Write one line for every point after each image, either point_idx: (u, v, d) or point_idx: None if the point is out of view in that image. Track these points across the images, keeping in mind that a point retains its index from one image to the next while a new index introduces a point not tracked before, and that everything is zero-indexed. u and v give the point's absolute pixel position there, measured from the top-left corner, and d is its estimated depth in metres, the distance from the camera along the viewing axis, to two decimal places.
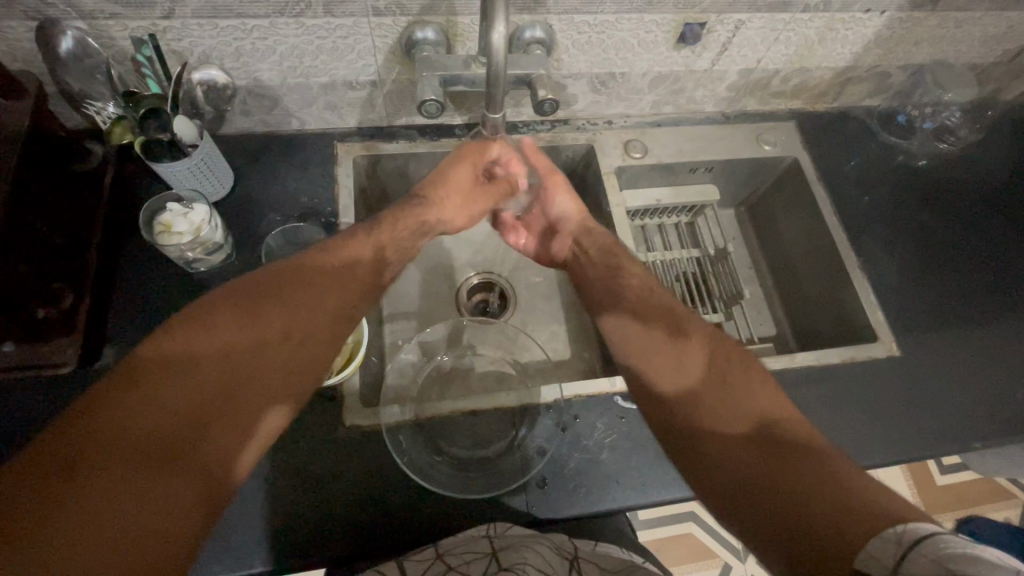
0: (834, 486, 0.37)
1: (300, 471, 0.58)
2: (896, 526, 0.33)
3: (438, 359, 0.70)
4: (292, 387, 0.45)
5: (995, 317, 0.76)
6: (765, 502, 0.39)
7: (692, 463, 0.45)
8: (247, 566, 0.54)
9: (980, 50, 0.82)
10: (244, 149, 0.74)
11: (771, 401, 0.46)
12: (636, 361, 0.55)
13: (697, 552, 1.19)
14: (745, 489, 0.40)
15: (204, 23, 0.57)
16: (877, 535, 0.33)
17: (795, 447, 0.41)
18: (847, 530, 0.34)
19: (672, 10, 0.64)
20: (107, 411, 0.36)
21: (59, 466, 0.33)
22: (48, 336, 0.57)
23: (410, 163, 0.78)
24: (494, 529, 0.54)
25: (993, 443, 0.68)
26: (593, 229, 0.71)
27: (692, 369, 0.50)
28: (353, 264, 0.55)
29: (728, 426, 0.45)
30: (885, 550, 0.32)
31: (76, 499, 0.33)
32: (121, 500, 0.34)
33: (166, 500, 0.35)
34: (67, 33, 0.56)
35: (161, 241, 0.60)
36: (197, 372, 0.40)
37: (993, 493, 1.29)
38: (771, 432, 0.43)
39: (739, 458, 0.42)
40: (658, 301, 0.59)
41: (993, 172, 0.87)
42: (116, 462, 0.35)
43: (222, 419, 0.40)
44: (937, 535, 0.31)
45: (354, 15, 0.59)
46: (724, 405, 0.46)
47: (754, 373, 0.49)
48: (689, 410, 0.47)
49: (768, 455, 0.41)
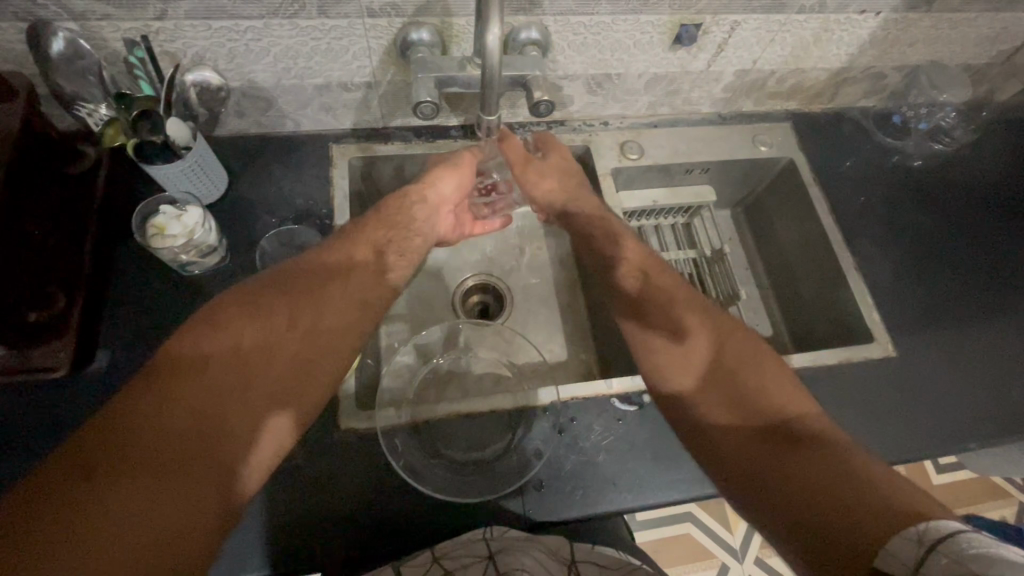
0: (852, 483, 0.38)
1: (295, 475, 0.58)
2: (917, 526, 0.33)
3: (433, 362, 0.70)
4: (311, 386, 0.46)
5: (991, 317, 0.76)
6: (784, 498, 0.40)
7: (709, 457, 0.46)
8: (241, 571, 0.54)
9: (974, 51, 0.82)
10: (238, 151, 0.74)
11: (785, 397, 0.47)
12: (643, 355, 0.54)
13: (695, 553, 1.19)
14: (764, 485, 0.41)
15: (196, 24, 0.57)
16: (896, 534, 0.33)
17: (811, 443, 0.42)
18: (868, 527, 0.35)
19: (667, 11, 0.64)
20: (130, 414, 0.37)
21: (85, 469, 0.33)
22: (42, 340, 0.57)
23: (405, 165, 0.78)
24: (492, 531, 0.54)
25: (989, 443, 0.68)
26: (587, 209, 0.69)
27: (701, 365, 0.51)
28: (352, 264, 0.54)
29: (745, 422, 0.45)
30: (905, 548, 0.32)
31: (100, 506, 0.33)
32: (147, 500, 0.34)
33: (190, 503, 0.35)
34: (58, 34, 0.55)
35: (154, 244, 0.60)
36: (215, 373, 0.40)
37: (988, 492, 1.29)
38: (787, 428, 0.44)
39: (755, 457, 0.43)
40: (661, 286, 0.58)
41: (987, 172, 0.87)
42: (139, 467, 0.35)
43: (242, 420, 0.40)
44: (960, 533, 0.31)
45: (348, 17, 0.59)
46: (738, 401, 0.47)
47: (766, 367, 0.49)
48: (704, 407, 0.48)
49: (783, 452, 0.42)
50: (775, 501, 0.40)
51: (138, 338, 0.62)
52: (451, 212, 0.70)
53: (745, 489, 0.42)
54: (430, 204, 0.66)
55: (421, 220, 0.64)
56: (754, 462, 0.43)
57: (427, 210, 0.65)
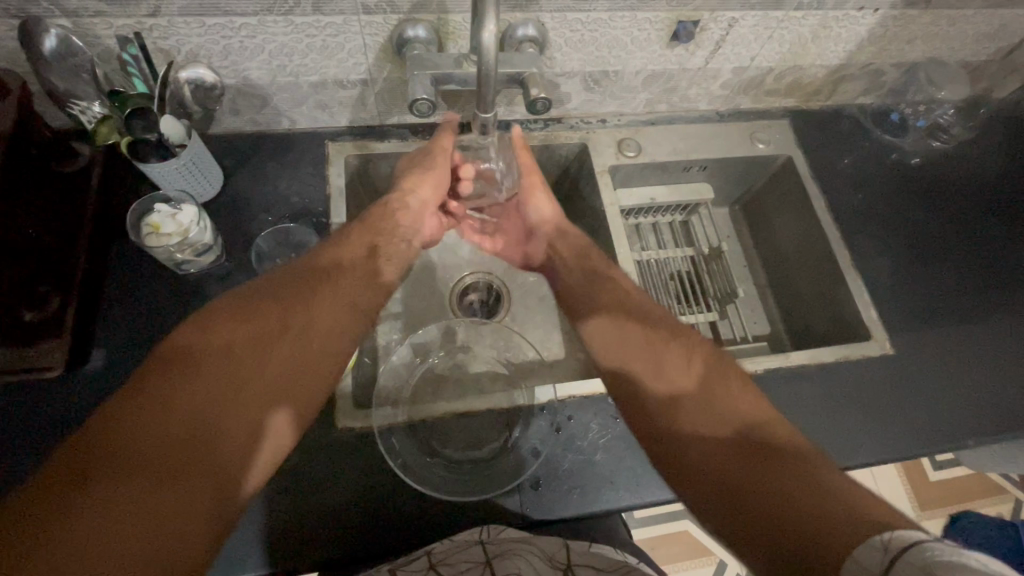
0: (819, 494, 0.36)
1: (291, 475, 0.58)
2: (884, 534, 0.32)
3: (431, 360, 0.70)
4: (301, 389, 0.45)
5: (990, 315, 0.76)
6: (755, 511, 0.37)
7: (677, 469, 0.44)
8: (239, 571, 0.54)
9: (973, 48, 0.82)
10: (234, 149, 0.73)
11: (752, 405, 0.45)
12: (617, 363, 0.53)
13: (693, 550, 1.19)
14: (736, 500, 0.39)
15: (190, 21, 0.56)
16: (862, 541, 0.32)
17: (778, 455, 0.40)
18: (835, 534, 0.33)
19: (665, 8, 0.64)
20: (122, 417, 0.36)
21: (75, 473, 0.33)
22: (35, 340, 0.56)
23: (401, 162, 0.78)
24: (489, 534, 0.54)
25: (986, 441, 0.68)
26: (566, 234, 0.71)
27: (678, 370, 0.49)
28: (327, 266, 0.54)
29: (713, 432, 0.43)
30: (871, 558, 0.31)
31: (92, 510, 0.32)
32: (135, 502, 0.33)
33: (181, 506, 0.35)
34: (50, 32, 0.54)
35: (149, 243, 0.60)
36: (206, 376, 0.40)
37: (984, 489, 1.29)
38: (755, 439, 0.42)
39: (726, 467, 0.41)
40: (630, 303, 0.58)
41: (986, 170, 0.87)
42: (130, 470, 0.34)
43: (231, 423, 0.40)
44: (926, 543, 0.30)
45: (343, 13, 0.58)
46: (703, 412, 0.45)
47: (736, 376, 0.48)
48: (673, 419, 0.46)
49: (751, 461, 0.40)
50: (747, 515, 0.38)
51: (135, 337, 0.62)
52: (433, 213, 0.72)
53: (719, 502, 0.40)
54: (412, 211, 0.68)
55: (405, 226, 0.66)
56: (727, 469, 0.41)
57: (410, 216, 0.68)
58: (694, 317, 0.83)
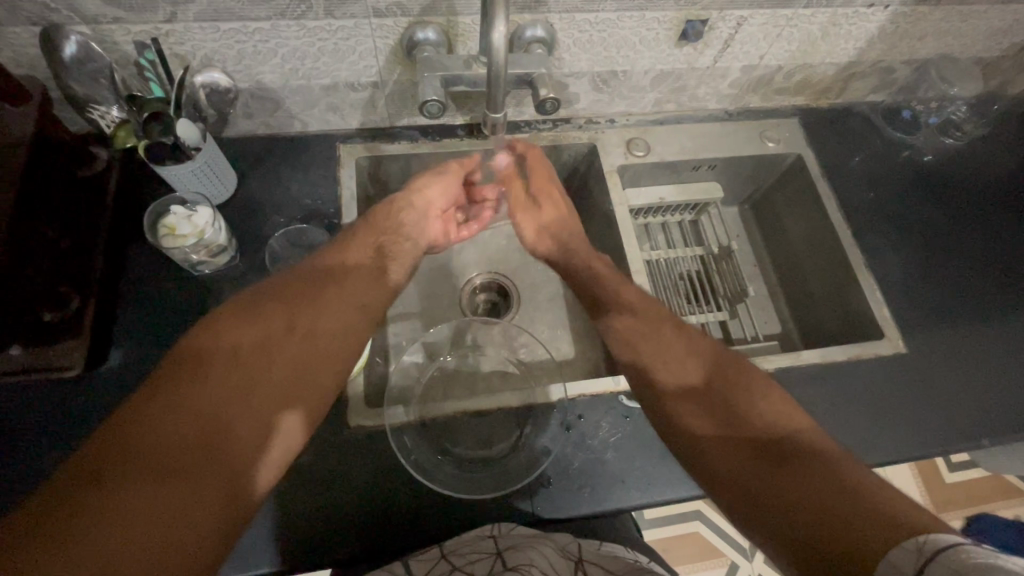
0: (842, 500, 0.36)
1: (305, 473, 0.58)
2: (918, 538, 0.32)
3: (441, 360, 0.70)
4: (312, 388, 0.45)
5: (1005, 313, 0.75)
6: (780, 513, 0.37)
7: (702, 467, 0.44)
8: (253, 567, 0.54)
9: (985, 44, 0.81)
10: (248, 151, 0.74)
11: (772, 407, 0.45)
12: (634, 359, 0.52)
13: (704, 551, 1.18)
14: (755, 494, 0.39)
15: (205, 26, 0.58)
16: (896, 545, 0.32)
17: (798, 458, 0.40)
18: (866, 534, 0.33)
19: (673, 8, 0.64)
20: (137, 418, 0.36)
21: (93, 471, 0.33)
22: (54, 339, 0.58)
23: (412, 164, 0.79)
24: (500, 528, 0.55)
25: (1002, 441, 0.67)
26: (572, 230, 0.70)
27: (692, 371, 0.49)
28: (349, 270, 0.54)
29: (726, 431, 0.44)
30: (905, 559, 0.31)
31: (109, 514, 0.32)
32: (155, 498, 0.34)
33: (197, 504, 0.35)
34: (71, 39, 0.56)
35: (166, 244, 0.61)
36: (217, 376, 0.40)
37: (1001, 491, 1.27)
38: (771, 443, 0.42)
39: (746, 466, 0.41)
40: (643, 302, 0.57)
41: (998, 167, 0.86)
42: (142, 475, 0.34)
43: (243, 423, 0.40)
44: (960, 546, 0.30)
45: (354, 17, 0.59)
46: (721, 415, 0.45)
47: (748, 373, 0.48)
48: (693, 416, 0.46)
49: (771, 460, 0.40)
50: (779, 513, 0.37)
51: (153, 335, 0.63)
52: (441, 217, 0.68)
53: (741, 499, 0.40)
54: (421, 211, 0.65)
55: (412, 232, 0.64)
56: (742, 468, 0.41)
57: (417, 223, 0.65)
58: (704, 316, 0.83)
